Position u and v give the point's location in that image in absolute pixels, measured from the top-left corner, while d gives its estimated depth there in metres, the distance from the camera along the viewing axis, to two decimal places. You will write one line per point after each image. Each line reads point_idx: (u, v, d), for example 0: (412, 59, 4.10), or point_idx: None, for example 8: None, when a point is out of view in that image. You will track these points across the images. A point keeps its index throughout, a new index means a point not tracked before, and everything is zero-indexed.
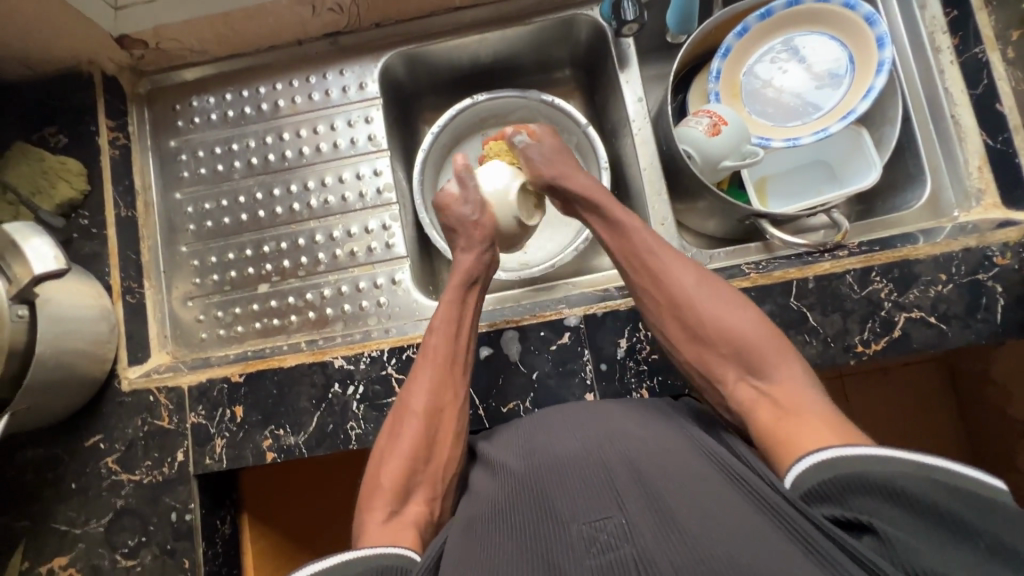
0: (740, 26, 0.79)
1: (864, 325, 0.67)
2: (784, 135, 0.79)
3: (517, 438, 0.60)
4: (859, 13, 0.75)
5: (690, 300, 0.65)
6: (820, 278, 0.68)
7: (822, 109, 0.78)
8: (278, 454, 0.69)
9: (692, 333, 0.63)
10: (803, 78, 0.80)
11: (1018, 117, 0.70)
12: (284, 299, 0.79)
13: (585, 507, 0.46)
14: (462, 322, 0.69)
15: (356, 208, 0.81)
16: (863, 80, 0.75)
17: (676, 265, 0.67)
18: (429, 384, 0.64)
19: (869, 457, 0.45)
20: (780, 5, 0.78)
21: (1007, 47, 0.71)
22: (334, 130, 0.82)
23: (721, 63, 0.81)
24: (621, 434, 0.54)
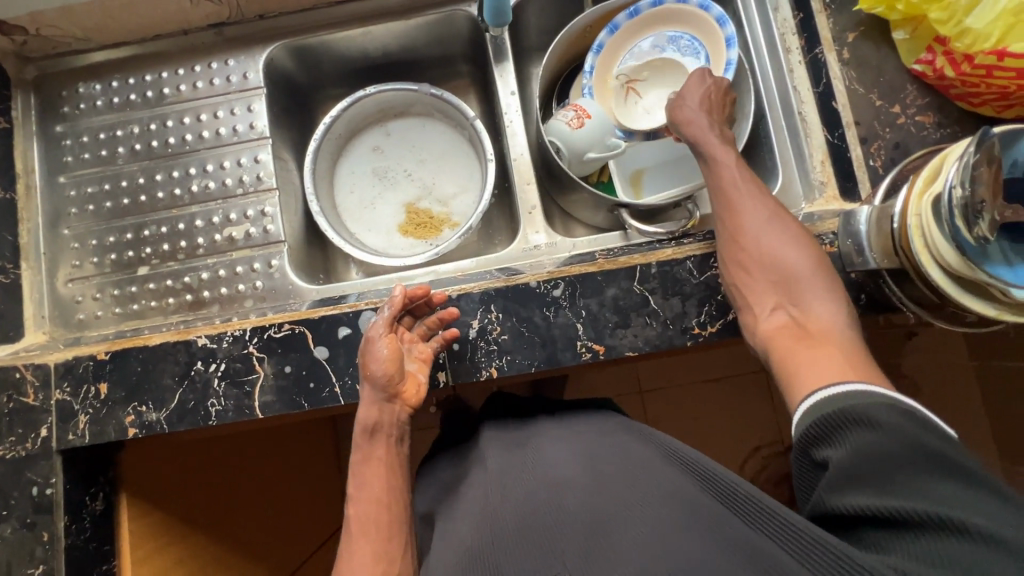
0: (611, 24, 0.83)
1: (701, 307, 0.70)
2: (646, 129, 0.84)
3: (471, 512, 0.64)
4: (712, 15, 0.80)
5: (758, 236, 0.68)
6: (662, 265, 0.71)
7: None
8: (140, 430, 0.71)
9: (752, 264, 0.68)
10: (670, 75, 0.85)
11: (851, 114, 0.73)
12: (162, 281, 0.81)
13: (531, 565, 0.50)
14: (381, 488, 0.71)
15: (237, 194, 0.83)
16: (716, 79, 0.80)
17: (746, 202, 0.70)
18: (359, 557, 0.67)
19: (836, 395, 0.55)
20: (646, 5, 0.82)
21: (842, 48, 0.74)
22: (218, 118, 0.84)
23: (595, 58, 0.84)
24: (543, 491, 0.59)
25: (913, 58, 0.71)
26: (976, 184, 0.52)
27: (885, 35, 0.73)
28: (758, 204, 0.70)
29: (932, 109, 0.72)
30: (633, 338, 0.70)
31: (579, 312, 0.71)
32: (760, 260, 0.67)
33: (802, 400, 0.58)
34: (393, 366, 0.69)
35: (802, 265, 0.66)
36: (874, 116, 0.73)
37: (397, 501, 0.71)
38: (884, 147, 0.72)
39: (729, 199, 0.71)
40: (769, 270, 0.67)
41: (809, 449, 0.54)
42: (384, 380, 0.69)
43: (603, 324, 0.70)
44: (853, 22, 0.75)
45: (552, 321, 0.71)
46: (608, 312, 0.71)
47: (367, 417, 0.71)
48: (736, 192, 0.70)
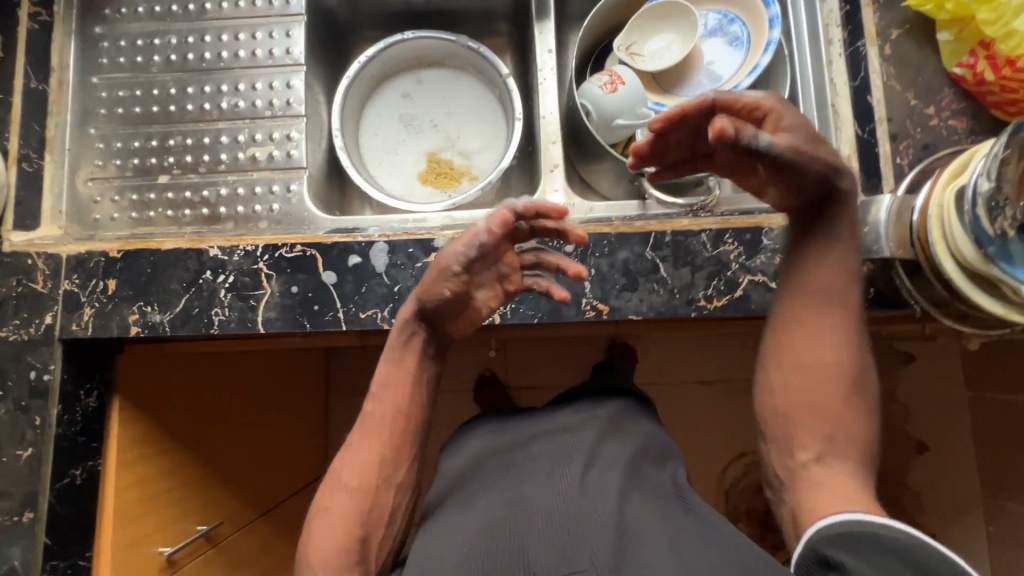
0: None
1: (709, 281, 0.70)
2: (676, 102, 0.84)
3: (500, 489, 0.66)
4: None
5: (806, 386, 0.68)
6: (676, 234, 0.71)
7: (717, 82, 0.83)
8: (142, 329, 0.72)
9: (802, 403, 0.68)
10: (708, 51, 0.85)
11: (884, 110, 0.73)
12: (180, 192, 0.82)
13: (558, 558, 0.55)
14: (405, 398, 0.71)
15: (265, 116, 0.83)
16: (755, 54, 0.81)
17: (807, 341, 0.68)
18: (359, 455, 0.68)
19: (868, 519, 0.55)
20: None
21: (885, 44, 0.74)
22: (255, 39, 0.84)
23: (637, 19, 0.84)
24: (582, 471, 0.65)
25: (955, 61, 0.70)
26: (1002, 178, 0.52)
27: (929, 36, 0.73)
28: (831, 327, 0.68)
29: (966, 115, 0.72)
30: (639, 303, 0.70)
31: (588, 270, 0.71)
32: (820, 399, 0.67)
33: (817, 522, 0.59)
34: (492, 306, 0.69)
35: (853, 428, 0.66)
36: (907, 115, 0.73)
37: (415, 416, 0.72)
38: (913, 146, 0.72)
39: (804, 306, 0.68)
40: (807, 401, 0.68)
41: (821, 547, 0.55)
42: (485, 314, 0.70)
43: (610, 285, 0.71)
44: (900, 19, 0.74)
45: (561, 276, 0.71)
46: (617, 274, 0.71)
47: (405, 320, 0.69)
48: (820, 294, 0.67)
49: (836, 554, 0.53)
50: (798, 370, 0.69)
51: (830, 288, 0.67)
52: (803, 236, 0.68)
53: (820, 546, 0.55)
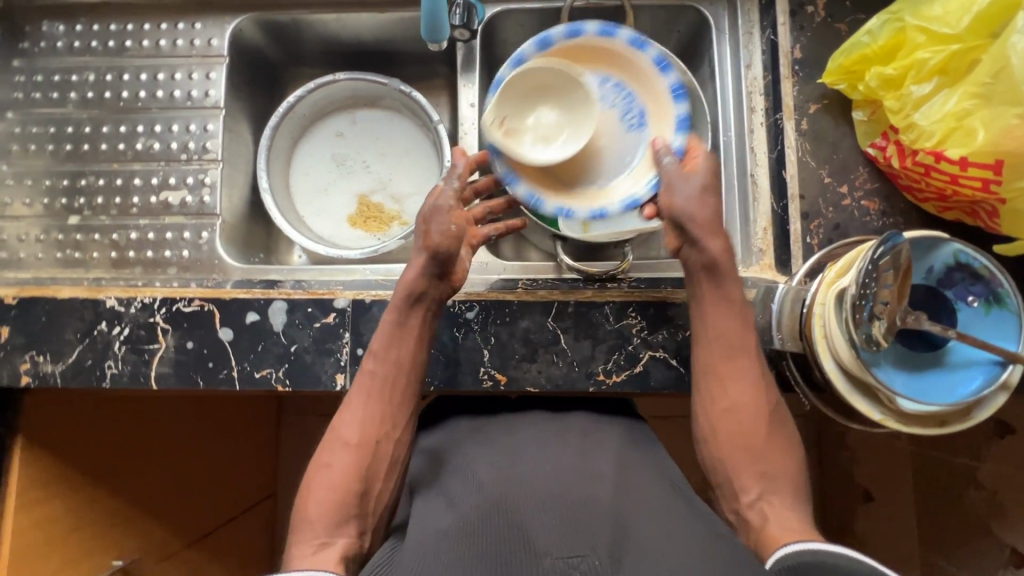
0: (540, 37, 0.70)
1: (610, 355, 0.69)
2: (586, 205, 0.70)
3: (498, 461, 0.63)
4: (590, 31, 0.71)
5: (744, 424, 0.63)
6: (579, 304, 0.70)
7: (638, 145, 0.73)
8: (33, 379, 0.71)
9: (739, 441, 0.63)
10: (603, 114, 0.74)
11: (797, 187, 0.72)
12: (89, 234, 0.80)
13: (559, 542, 0.49)
14: (409, 353, 0.67)
15: (180, 159, 0.82)
16: (660, 102, 0.72)
17: (737, 373, 0.64)
18: (361, 417, 0.65)
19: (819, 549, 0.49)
20: (591, 27, 0.70)
21: (802, 118, 0.73)
22: (175, 80, 0.83)
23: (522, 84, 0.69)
24: (580, 465, 0.61)
25: (869, 141, 0.69)
26: (876, 287, 0.51)
27: (845, 112, 0.72)
28: (748, 366, 0.65)
29: (879, 196, 0.70)
30: (537, 374, 0.69)
31: (488, 339, 0.70)
32: (747, 435, 0.63)
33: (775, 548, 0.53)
34: (455, 243, 0.66)
35: (787, 464, 0.62)
36: (819, 192, 0.71)
37: (416, 374, 0.68)
38: (824, 226, 0.70)
39: (715, 349, 0.64)
40: (744, 442, 0.63)
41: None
42: (445, 256, 0.66)
43: (509, 354, 0.70)
44: (817, 93, 0.72)
45: (459, 343, 0.70)
46: (517, 344, 0.70)
47: (409, 284, 0.66)
48: (727, 334, 0.64)
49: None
50: (722, 410, 0.64)
51: (743, 335, 0.64)
52: (712, 275, 0.65)
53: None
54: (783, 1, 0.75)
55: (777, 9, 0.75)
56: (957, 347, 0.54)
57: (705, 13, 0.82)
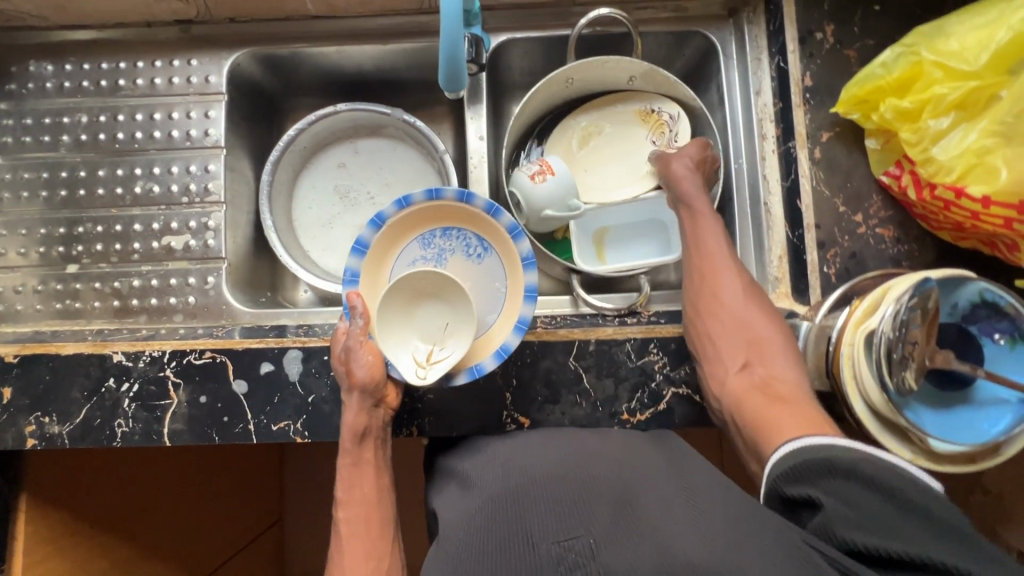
0: (376, 219, 0.71)
1: (633, 394, 0.69)
2: (477, 357, 0.69)
3: (497, 465, 0.63)
4: (418, 199, 0.71)
5: (729, 300, 0.68)
6: (600, 342, 0.69)
7: (499, 266, 0.74)
8: (38, 442, 0.68)
9: (729, 313, 0.67)
10: (452, 265, 0.75)
11: (813, 216, 0.71)
12: (88, 283, 0.78)
13: (556, 525, 0.50)
14: (373, 485, 0.67)
15: (182, 203, 0.80)
16: (489, 227, 0.72)
17: (726, 275, 0.69)
18: (352, 560, 0.64)
19: (823, 442, 0.50)
20: (418, 196, 0.70)
21: (815, 146, 0.72)
22: (172, 120, 0.81)
23: (371, 232, 0.71)
24: (577, 456, 0.61)
25: (882, 169, 0.69)
26: (907, 330, 0.52)
27: (858, 140, 0.72)
28: (735, 291, 0.68)
29: (893, 223, 0.70)
30: (561, 415, 0.69)
31: (510, 381, 0.70)
32: (739, 327, 0.67)
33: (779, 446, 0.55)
34: (379, 370, 0.65)
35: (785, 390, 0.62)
36: (835, 221, 0.71)
37: (386, 497, 0.68)
38: (840, 255, 0.70)
39: (721, 324, 0.67)
40: (735, 322, 0.67)
41: (781, 487, 0.51)
42: (372, 387, 0.65)
43: (532, 397, 0.69)
44: (830, 120, 0.72)
45: (480, 386, 0.70)
46: (540, 385, 0.69)
47: (352, 425, 0.66)
48: (721, 295, 0.68)
49: (802, 493, 0.48)
50: (711, 329, 0.67)
51: (735, 299, 0.68)
52: (705, 255, 0.70)
53: (779, 484, 0.51)
54: (793, 28, 0.74)
55: (786, 36, 0.74)
56: (983, 386, 0.55)
57: (713, 39, 0.82)
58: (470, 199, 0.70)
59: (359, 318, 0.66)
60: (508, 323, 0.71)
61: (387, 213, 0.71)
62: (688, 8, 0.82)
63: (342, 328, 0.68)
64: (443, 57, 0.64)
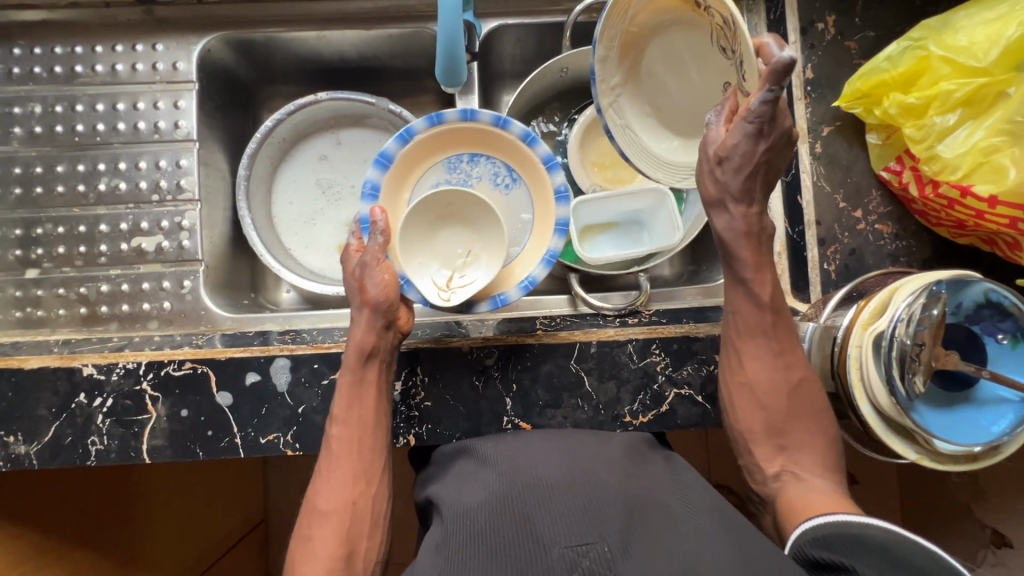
0: (403, 131, 0.69)
1: (635, 396, 0.67)
2: (501, 284, 0.71)
3: (500, 457, 0.59)
4: (452, 118, 0.69)
5: (763, 388, 0.64)
6: (602, 344, 0.68)
7: (525, 198, 0.73)
8: (3, 463, 0.63)
9: (763, 404, 0.65)
10: (478, 191, 0.74)
11: (813, 212, 0.70)
12: (52, 289, 0.73)
13: (567, 532, 0.47)
14: (372, 411, 0.65)
15: (152, 201, 0.75)
16: (522, 156, 0.71)
17: (761, 360, 0.64)
18: (338, 479, 0.64)
19: (867, 521, 0.48)
20: (452, 114, 0.69)
21: (816, 140, 0.71)
22: (137, 110, 0.75)
23: (397, 146, 0.69)
24: (588, 456, 0.58)
25: (882, 164, 0.68)
26: (923, 323, 0.52)
27: (860, 134, 0.70)
28: (771, 376, 0.64)
29: (892, 219, 0.69)
30: (562, 419, 0.67)
31: (509, 385, 0.68)
32: (772, 419, 0.65)
33: (806, 519, 0.54)
34: (394, 290, 0.66)
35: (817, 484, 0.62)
36: (835, 218, 0.70)
37: (383, 424, 0.66)
38: (840, 252, 0.69)
39: (752, 410, 0.65)
40: (767, 411, 0.65)
41: (809, 550, 0.50)
42: (385, 306, 0.65)
43: (532, 401, 0.67)
44: (830, 114, 0.71)
45: (480, 392, 0.68)
46: (540, 390, 0.68)
47: (361, 342, 0.65)
48: (756, 385, 0.64)
49: (831, 559, 0.47)
50: (744, 418, 0.65)
51: (773, 387, 0.64)
52: (746, 338, 0.65)
53: (808, 548, 0.50)
54: (794, 18, 0.71)
55: (787, 26, 0.72)
56: (986, 386, 0.55)
57: None
58: (507, 125, 0.69)
59: (379, 237, 0.65)
60: (532, 249, 0.72)
61: (417, 128, 0.69)
62: None
63: (357, 245, 0.69)
64: (440, 41, 0.62)
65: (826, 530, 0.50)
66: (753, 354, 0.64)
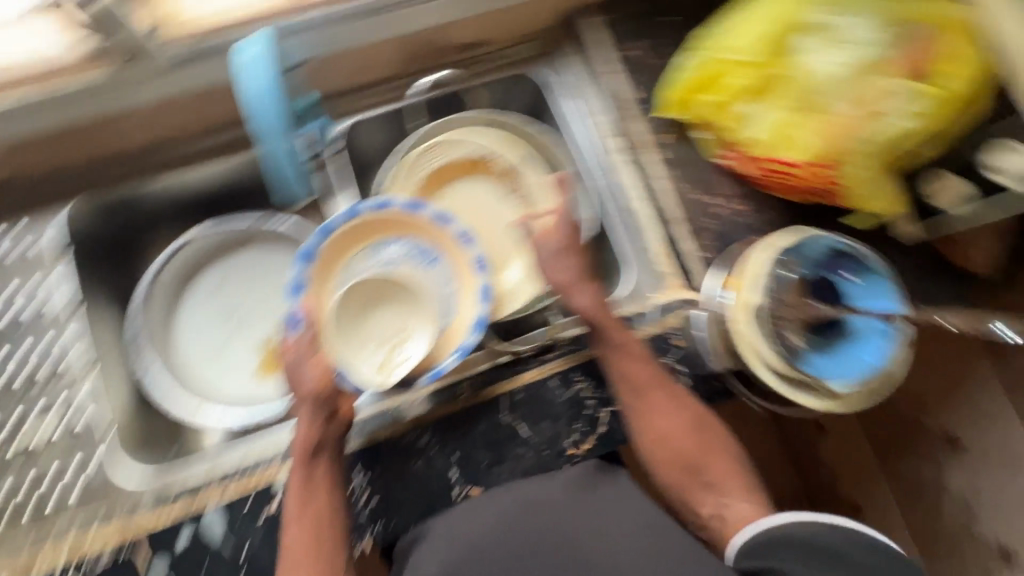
0: (321, 227, 0.71)
1: (572, 427, 0.69)
2: (435, 358, 0.73)
3: (453, 532, 0.61)
4: (366, 209, 0.73)
5: (674, 435, 0.66)
6: (526, 388, 0.70)
7: (447, 273, 0.77)
8: None
9: (677, 449, 0.66)
10: (401, 273, 0.76)
11: (677, 211, 0.77)
12: None
13: None
14: (325, 502, 0.62)
15: (39, 383, 0.72)
16: (436, 236, 0.76)
17: (664, 408, 0.66)
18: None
19: (801, 515, 0.57)
20: (366, 207, 0.73)
21: (657, 149, 0.79)
22: (9, 296, 0.74)
23: (317, 241, 0.71)
24: (539, 506, 0.61)
25: (717, 154, 0.76)
26: (767, 286, 0.61)
27: (691, 134, 0.79)
28: (676, 422, 0.66)
29: (743, 197, 0.77)
30: (510, 472, 0.68)
31: (450, 457, 0.68)
32: (690, 462, 0.66)
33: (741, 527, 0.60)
34: (331, 378, 0.64)
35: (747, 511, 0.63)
36: (696, 210, 0.77)
37: (340, 515, 0.62)
38: (710, 239, 0.76)
39: (669, 458, 0.66)
40: (683, 456, 0.66)
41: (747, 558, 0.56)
42: (325, 395, 0.64)
43: (477, 464, 0.68)
44: (661, 124, 0.79)
45: (421, 472, 0.67)
46: (481, 450, 0.68)
47: (304, 436, 0.63)
48: (668, 437, 0.66)
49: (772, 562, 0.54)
50: (666, 468, 0.66)
51: (681, 432, 0.66)
52: (639, 393, 0.66)
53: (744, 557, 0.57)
54: (603, 57, 0.82)
55: (601, 62, 0.82)
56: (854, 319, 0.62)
57: (541, 76, 0.86)
58: (420, 211, 0.74)
59: (308, 329, 0.66)
60: (460, 319, 0.75)
61: (334, 222, 0.72)
62: (512, 54, 0.87)
63: (288, 342, 0.67)
64: (286, 171, 0.75)
65: (757, 537, 0.58)
66: (655, 405, 0.66)
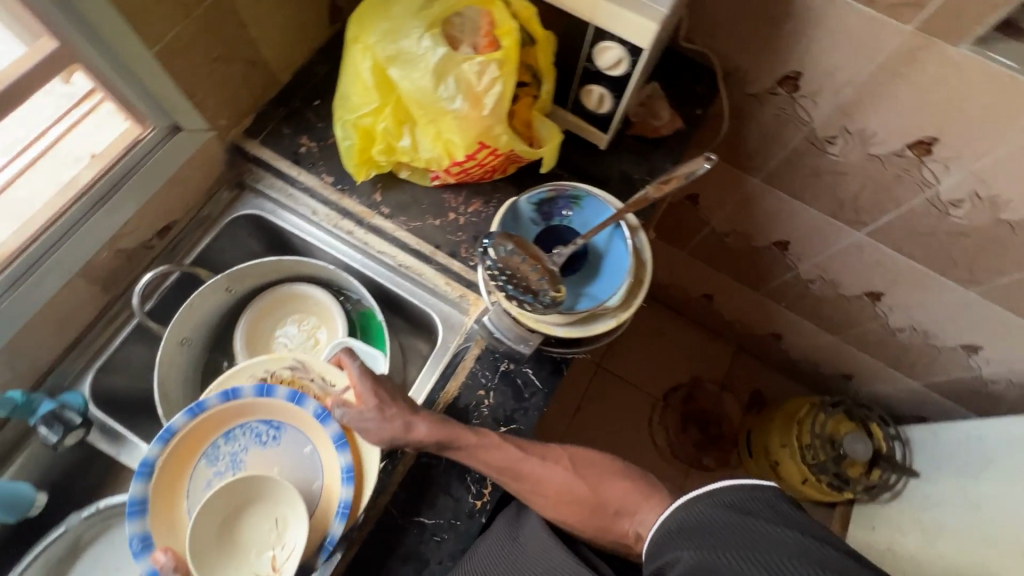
0: (139, 467, 0.67)
1: (465, 484, 0.72)
2: (321, 525, 0.68)
3: None
4: (180, 422, 0.69)
5: (567, 489, 0.69)
6: (406, 485, 0.72)
7: (298, 437, 0.73)
8: None
9: (578, 498, 0.69)
10: (251, 462, 0.72)
11: (429, 244, 0.80)
12: None
13: None
14: None
15: None
16: (268, 408, 0.72)
17: (544, 472, 0.69)
18: None
19: (691, 498, 0.61)
20: (179, 421, 0.69)
21: (379, 207, 0.82)
22: None
23: (142, 484, 0.67)
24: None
25: (428, 178, 0.82)
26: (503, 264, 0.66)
27: (398, 176, 0.83)
28: (562, 477, 0.69)
29: (472, 197, 0.82)
30: (439, 564, 0.69)
31: None
32: (595, 502, 0.68)
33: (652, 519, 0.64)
34: None
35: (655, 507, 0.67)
36: (443, 232, 0.81)
37: None
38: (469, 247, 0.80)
39: (578, 512, 0.68)
40: (587, 501, 0.69)
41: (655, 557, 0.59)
42: None
43: None
44: (368, 185, 0.82)
45: None
46: (402, 568, 0.69)
47: None
48: (562, 494, 0.68)
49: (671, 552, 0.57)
50: (581, 523, 0.68)
51: (570, 484, 0.69)
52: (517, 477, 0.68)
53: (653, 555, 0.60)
54: (283, 161, 0.84)
55: (285, 169, 0.84)
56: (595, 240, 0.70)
57: (250, 210, 0.87)
58: (238, 394, 0.71)
59: None
60: (330, 472, 0.71)
61: (152, 455, 0.68)
62: (209, 210, 0.87)
63: None
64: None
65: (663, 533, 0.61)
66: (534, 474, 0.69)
